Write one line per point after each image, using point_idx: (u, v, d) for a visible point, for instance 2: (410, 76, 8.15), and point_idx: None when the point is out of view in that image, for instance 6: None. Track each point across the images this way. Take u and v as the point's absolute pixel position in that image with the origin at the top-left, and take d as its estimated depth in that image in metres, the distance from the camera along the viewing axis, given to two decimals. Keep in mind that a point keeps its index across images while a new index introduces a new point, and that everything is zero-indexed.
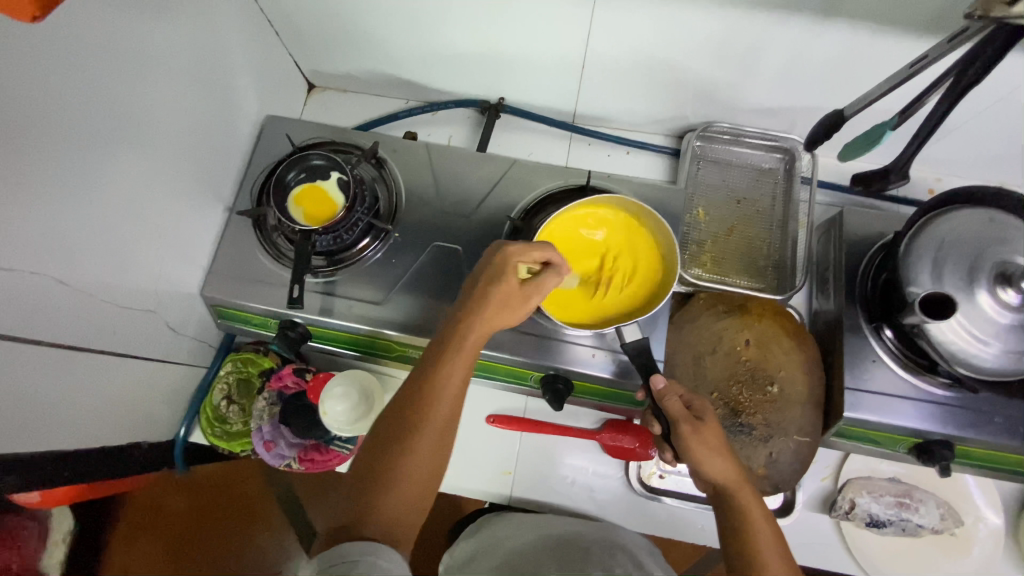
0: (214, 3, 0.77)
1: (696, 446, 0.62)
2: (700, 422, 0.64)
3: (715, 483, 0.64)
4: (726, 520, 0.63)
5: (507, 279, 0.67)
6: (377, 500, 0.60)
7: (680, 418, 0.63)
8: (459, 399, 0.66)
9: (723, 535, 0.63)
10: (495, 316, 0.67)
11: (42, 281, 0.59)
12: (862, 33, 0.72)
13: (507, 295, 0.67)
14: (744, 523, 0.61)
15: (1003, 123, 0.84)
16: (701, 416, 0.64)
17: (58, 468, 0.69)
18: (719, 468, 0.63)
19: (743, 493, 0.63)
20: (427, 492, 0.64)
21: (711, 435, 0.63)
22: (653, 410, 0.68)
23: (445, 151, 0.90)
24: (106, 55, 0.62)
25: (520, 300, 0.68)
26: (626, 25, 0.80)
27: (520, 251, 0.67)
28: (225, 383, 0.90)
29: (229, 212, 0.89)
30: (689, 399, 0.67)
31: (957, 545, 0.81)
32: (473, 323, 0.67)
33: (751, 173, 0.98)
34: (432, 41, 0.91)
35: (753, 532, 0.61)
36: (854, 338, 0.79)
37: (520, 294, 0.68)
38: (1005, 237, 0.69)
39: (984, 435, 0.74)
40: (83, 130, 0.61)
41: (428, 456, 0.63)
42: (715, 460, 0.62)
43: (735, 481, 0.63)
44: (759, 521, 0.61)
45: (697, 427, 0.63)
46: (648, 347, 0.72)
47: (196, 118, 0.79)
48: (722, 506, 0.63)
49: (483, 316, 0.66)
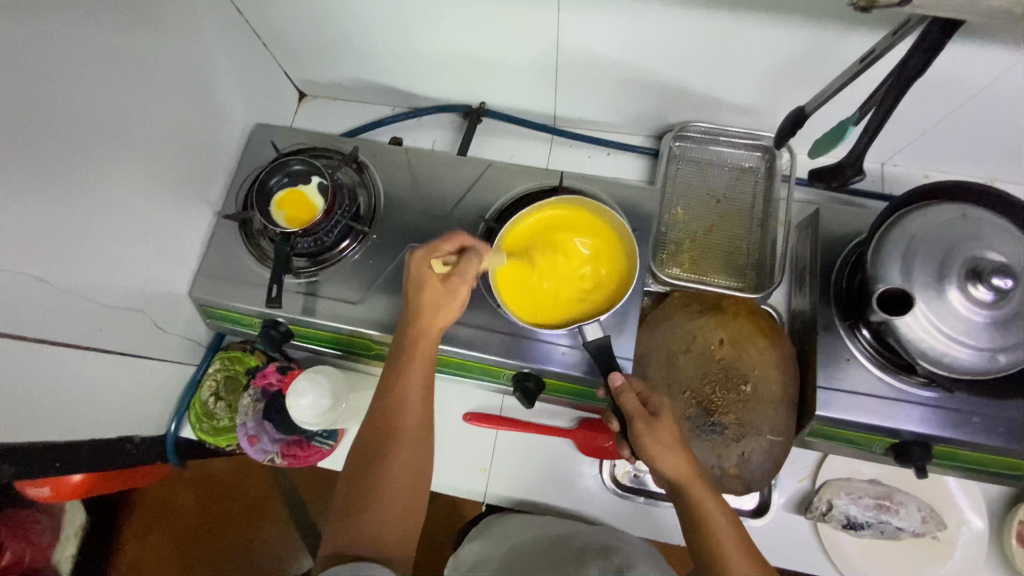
0: (197, 18, 0.82)
1: (650, 443, 0.62)
2: (654, 418, 0.64)
3: (672, 481, 0.63)
4: (686, 516, 0.63)
5: (429, 280, 0.68)
6: (363, 515, 0.62)
7: (635, 415, 0.63)
8: (425, 402, 0.69)
9: (687, 532, 0.63)
10: (433, 316, 0.69)
11: (26, 280, 0.63)
12: (826, 31, 0.72)
13: (435, 293, 0.68)
14: (703, 518, 0.61)
15: (983, 117, 0.83)
16: (656, 412, 0.64)
17: (50, 459, 0.72)
18: (674, 463, 0.62)
19: (697, 490, 0.62)
20: (417, 490, 0.66)
21: (665, 431, 0.63)
22: (613, 407, 0.69)
23: (424, 155, 0.93)
24: (89, 68, 0.66)
25: (449, 294, 0.68)
26: (596, 28, 0.81)
27: (433, 246, 0.68)
28: (213, 380, 0.93)
29: (217, 216, 0.92)
30: (646, 396, 0.67)
31: (939, 548, 0.79)
32: (418, 333, 0.69)
33: (731, 171, 0.98)
34: (410, 48, 0.94)
35: (711, 528, 0.61)
36: (828, 336, 0.78)
37: (444, 289, 0.68)
38: (977, 232, 0.68)
39: (961, 435, 0.72)
40: (69, 141, 0.65)
41: (411, 463, 0.66)
42: (669, 456, 0.62)
43: (689, 478, 0.62)
44: (719, 516, 0.61)
45: (651, 424, 0.63)
46: (609, 344, 0.74)
47: (183, 126, 0.83)
48: (682, 504, 0.63)
49: (422, 320, 0.68)
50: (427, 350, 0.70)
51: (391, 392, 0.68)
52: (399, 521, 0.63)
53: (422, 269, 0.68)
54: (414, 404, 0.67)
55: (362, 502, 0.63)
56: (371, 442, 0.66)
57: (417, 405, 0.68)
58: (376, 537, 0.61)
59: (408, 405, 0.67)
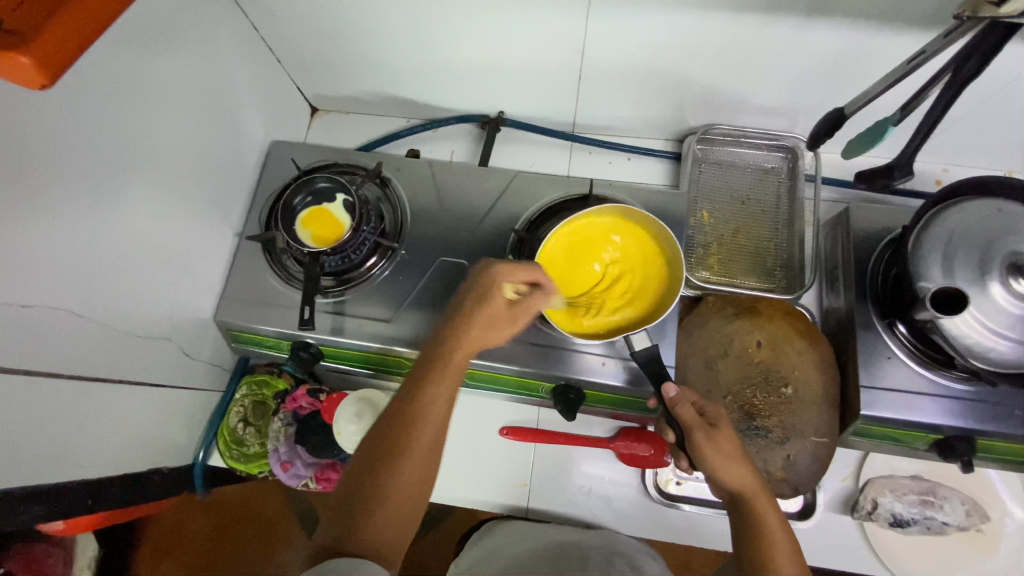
0: (215, 37, 0.80)
1: (711, 454, 0.62)
2: (714, 429, 0.64)
3: (731, 491, 0.63)
4: (739, 525, 0.62)
5: (496, 300, 0.66)
6: (366, 520, 0.57)
7: (694, 425, 0.63)
8: (444, 423, 0.63)
9: (737, 542, 0.62)
10: (480, 332, 0.66)
11: (58, 314, 0.61)
12: (857, 31, 0.72)
13: (495, 314, 0.66)
14: (760, 528, 0.60)
15: (1008, 110, 0.83)
16: (714, 423, 0.64)
17: (82, 497, 0.70)
18: (736, 474, 0.62)
19: (759, 500, 0.62)
20: (420, 500, 0.61)
21: (726, 441, 0.63)
22: (667, 418, 0.68)
23: (448, 167, 0.91)
24: (117, 93, 0.64)
25: (510, 320, 0.67)
26: (621, 34, 0.80)
27: (515, 275, 0.67)
28: (242, 406, 0.91)
29: (239, 237, 0.90)
30: (702, 406, 0.67)
31: (984, 542, 0.80)
32: (460, 344, 0.65)
33: (754, 173, 0.98)
34: (430, 59, 0.93)
35: (767, 537, 0.60)
36: (867, 335, 0.78)
37: (508, 314, 0.67)
38: (1016, 226, 0.68)
39: (1005, 428, 0.73)
40: (96, 168, 0.63)
41: (418, 477, 0.60)
42: (732, 467, 0.62)
43: (752, 488, 0.62)
44: (774, 525, 0.60)
45: (711, 434, 0.63)
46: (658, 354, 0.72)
47: (205, 147, 0.81)
48: (736, 513, 0.63)
49: (468, 332, 0.66)
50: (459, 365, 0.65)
51: (412, 399, 0.62)
52: (398, 533, 0.58)
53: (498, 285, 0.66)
54: (436, 414, 0.62)
55: (367, 503, 0.58)
56: (384, 440, 0.61)
57: (438, 419, 0.62)
58: (375, 548, 0.56)
59: (429, 418, 0.62)
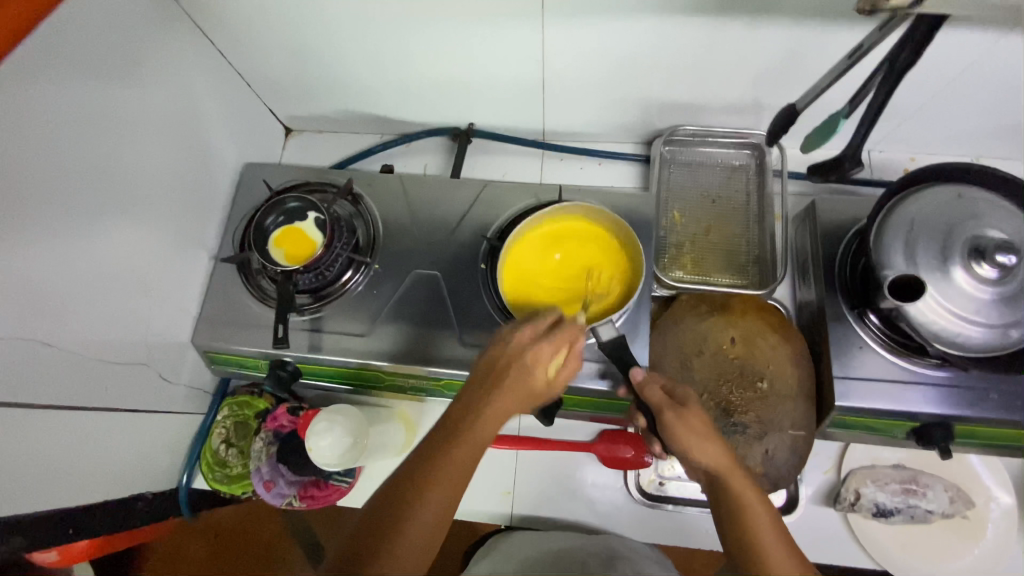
0: (183, 65, 0.81)
1: (682, 433, 0.60)
2: (684, 408, 0.62)
3: (707, 471, 0.61)
4: (725, 510, 0.60)
5: (538, 373, 0.61)
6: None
7: (663, 406, 0.62)
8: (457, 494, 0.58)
9: (721, 526, 0.61)
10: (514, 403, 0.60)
11: (31, 345, 0.61)
12: (806, 28, 0.74)
13: (533, 388, 0.61)
14: (741, 510, 0.59)
15: (965, 97, 0.85)
16: (683, 402, 0.63)
17: (63, 526, 0.70)
18: (710, 452, 0.60)
19: (736, 480, 0.60)
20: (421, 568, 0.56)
21: (696, 419, 0.61)
22: (640, 404, 0.68)
23: (418, 181, 0.93)
24: (82, 124, 0.65)
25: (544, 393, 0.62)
26: (578, 43, 0.82)
27: (549, 344, 0.61)
28: (224, 427, 0.91)
29: (214, 260, 0.91)
30: (673, 388, 0.66)
31: (970, 529, 0.79)
32: (490, 410, 0.59)
33: (722, 171, 0.99)
34: (397, 76, 0.94)
35: (753, 526, 0.58)
36: (839, 326, 0.78)
37: (543, 389, 0.62)
38: (975, 212, 0.70)
39: (981, 412, 0.73)
40: (68, 201, 0.64)
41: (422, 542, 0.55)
42: (704, 446, 0.60)
43: (727, 466, 0.60)
44: (762, 524, 0.58)
45: (681, 412, 0.61)
46: (624, 341, 0.71)
47: (177, 174, 0.82)
48: (718, 495, 0.61)
49: (501, 400, 0.60)
50: (480, 441, 0.59)
51: (427, 462, 0.58)
52: None
53: (534, 358, 0.61)
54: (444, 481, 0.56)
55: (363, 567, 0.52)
56: (389, 501, 0.56)
57: (444, 494, 0.56)
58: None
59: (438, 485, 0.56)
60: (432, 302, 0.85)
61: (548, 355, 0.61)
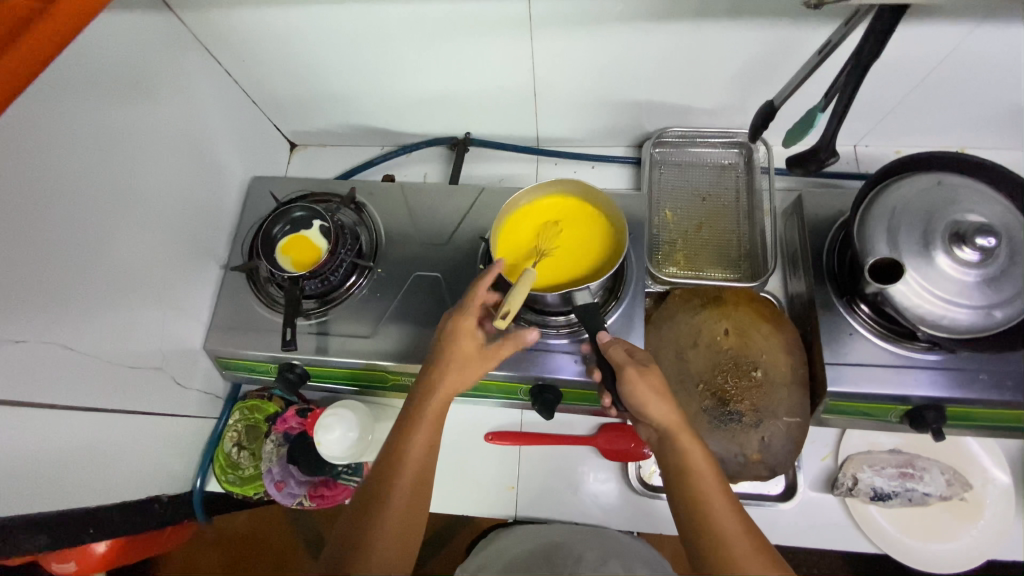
0: (191, 85, 0.86)
1: (641, 389, 0.63)
2: (645, 367, 0.66)
3: (659, 427, 0.64)
4: (670, 463, 0.63)
5: (467, 345, 0.69)
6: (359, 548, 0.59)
7: (625, 363, 0.65)
8: (427, 457, 0.65)
9: (668, 482, 0.63)
10: (456, 377, 0.68)
11: (53, 348, 0.65)
12: (782, 29, 0.78)
13: (468, 358, 0.69)
14: (684, 462, 0.62)
15: (941, 90, 0.88)
16: (644, 361, 0.66)
17: (80, 525, 0.73)
18: (662, 410, 0.63)
19: (684, 437, 0.63)
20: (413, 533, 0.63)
21: (656, 378, 0.65)
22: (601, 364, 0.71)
23: (418, 189, 0.97)
24: (98, 142, 0.70)
25: (484, 359, 0.69)
26: (564, 52, 0.86)
27: (469, 316, 0.70)
28: (235, 431, 0.94)
29: (224, 269, 0.95)
30: (634, 349, 0.69)
31: (968, 510, 0.80)
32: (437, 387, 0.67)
33: (711, 170, 1.02)
34: (395, 91, 0.98)
35: (695, 476, 0.61)
36: (829, 314, 0.81)
37: (481, 355, 0.69)
38: (954, 198, 0.72)
39: (971, 392, 0.74)
40: (86, 211, 0.69)
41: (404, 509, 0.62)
42: (658, 401, 0.63)
43: (676, 423, 0.63)
44: (705, 471, 0.61)
45: (642, 370, 0.65)
46: (594, 308, 0.73)
47: (187, 187, 0.87)
48: (665, 450, 0.64)
49: (444, 377, 0.68)
50: (435, 416, 0.67)
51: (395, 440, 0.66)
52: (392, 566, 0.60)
53: (460, 333, 0.69)
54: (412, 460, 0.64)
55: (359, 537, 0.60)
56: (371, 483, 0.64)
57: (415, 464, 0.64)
58: None
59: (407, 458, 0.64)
60: (433, 303, 0.88)
61: (472, 326, 0.69)
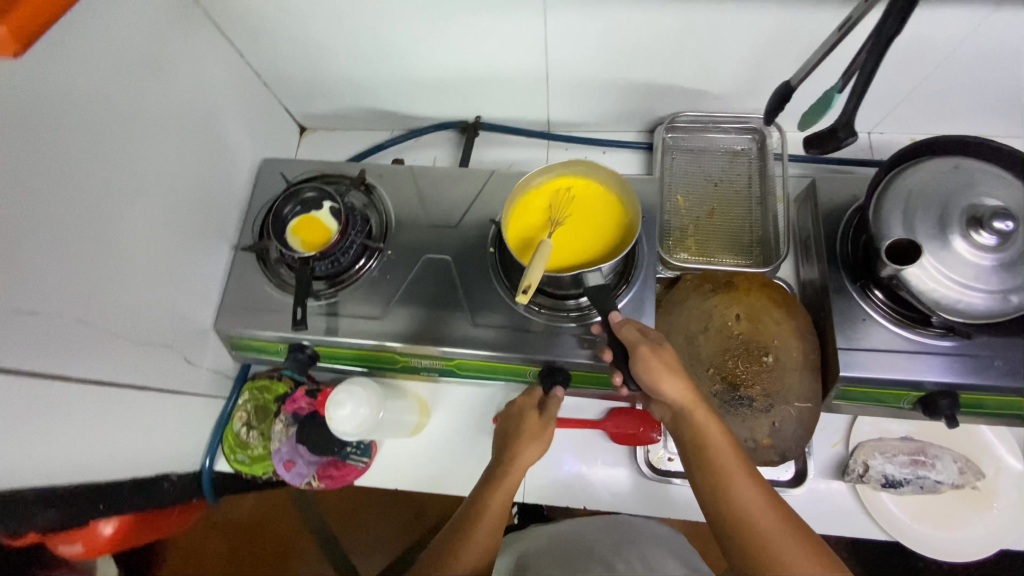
0: (203, 63, 0.86)
1: (656, 367, 0.64)
2: (659, 346, 0.66)
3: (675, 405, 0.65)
4: (687, 441, 0.64)
5: (529, 418, 0.77)
6: None
7: (639, 342, 0.66)
8: (502, 513, 0.68)
9: (687, 460, 0.63)
10: (521, 445, 0.74)
11: (65, 320, 0.65)
12: (799, 11, 0.77)
13: (530, 428, 0.76)
14: (702, 439, 0.62)
15: (959, 75, 0.87)
16: (657, 339, 0.67)
17: (90, 498, 0.73)
18: (678, 388, 0.64)
19: (699, 414, 0.64)
20: None
21: (670, 355, 0.65)
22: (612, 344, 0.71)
23: (428, 172, 0.96)
24: (112, 116, 0.70)
25: (543, 430, 0.76)
26: (578, 34, 0.85)
27: (529, 396, 0.80)
28: (245, 411, 0.94)
29: (234, 249, 0.95)
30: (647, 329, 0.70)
31: (981, 499, 0.79)
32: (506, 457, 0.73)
33: (724, 156, 1.01)
34: (407, 73, 0.98)
35: (714, 453, 0.61)
36: (842, 300, 0.80)
37: (540, 425, 0.76)
38: (971, 181, 0.71)
39: (985, 379, 0.73)
40: (98, 186, 0.69)
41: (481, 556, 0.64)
42: (673, 379, 0.64)
43: (691, 400, 0.64)
44: (723, 448, 0.61)
45: (657, 348, 0.65)
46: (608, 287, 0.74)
47: (198, 166, 0.87)
48: (682, 428, 0.64)
49: (510, 448, 0.74)
50: (510, 482, 0.70)
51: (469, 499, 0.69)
52: None
53: (519, 412, 0.79)
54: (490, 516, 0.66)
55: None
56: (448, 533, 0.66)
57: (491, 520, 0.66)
58: None
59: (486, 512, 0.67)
60: (444, 285, 0.88)
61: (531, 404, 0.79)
